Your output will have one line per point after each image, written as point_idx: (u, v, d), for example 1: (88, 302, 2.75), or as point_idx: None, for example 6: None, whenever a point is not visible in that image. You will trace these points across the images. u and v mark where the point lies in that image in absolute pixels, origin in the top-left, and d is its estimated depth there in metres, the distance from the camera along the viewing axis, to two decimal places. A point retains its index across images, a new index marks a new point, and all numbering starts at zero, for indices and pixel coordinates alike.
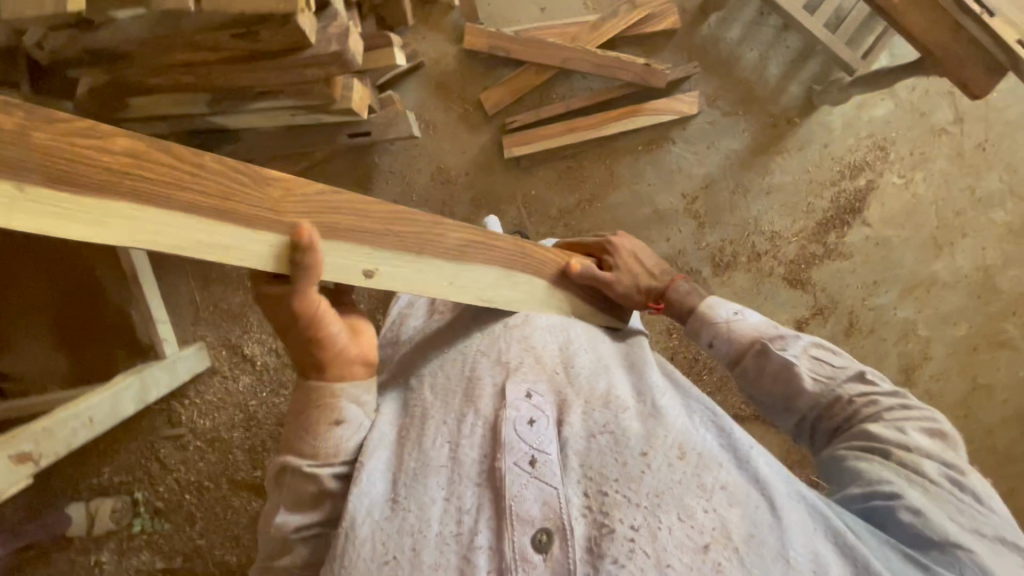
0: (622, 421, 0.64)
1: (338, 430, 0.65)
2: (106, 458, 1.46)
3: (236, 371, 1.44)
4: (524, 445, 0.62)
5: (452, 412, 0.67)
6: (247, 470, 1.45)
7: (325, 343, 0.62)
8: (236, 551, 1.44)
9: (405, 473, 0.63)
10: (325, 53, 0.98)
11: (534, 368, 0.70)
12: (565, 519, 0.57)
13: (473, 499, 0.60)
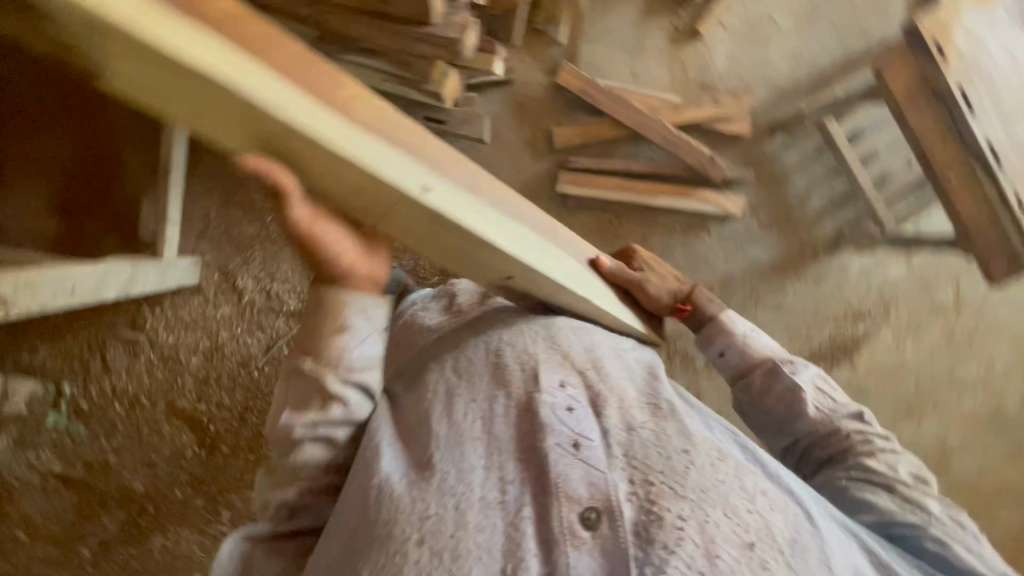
0: (658, 423, 0.69)
1: (343, 336, 0.65)
2: (48, 338, 1.37)
3: (219, 299, 1.39)
4: (566, 429, 0.65)
5: (481, 391, 0.69)
6: (190, 400, 1.36)
7: (338, 252, 0.62)
8: (145, 479, 1.33)
9: (441, 433, 0.66)
10: (442, 36, 1.04)
11: (567, 363, 0.72)
12: (613, 501, 0.61)
13: (515, 471, 0.64)
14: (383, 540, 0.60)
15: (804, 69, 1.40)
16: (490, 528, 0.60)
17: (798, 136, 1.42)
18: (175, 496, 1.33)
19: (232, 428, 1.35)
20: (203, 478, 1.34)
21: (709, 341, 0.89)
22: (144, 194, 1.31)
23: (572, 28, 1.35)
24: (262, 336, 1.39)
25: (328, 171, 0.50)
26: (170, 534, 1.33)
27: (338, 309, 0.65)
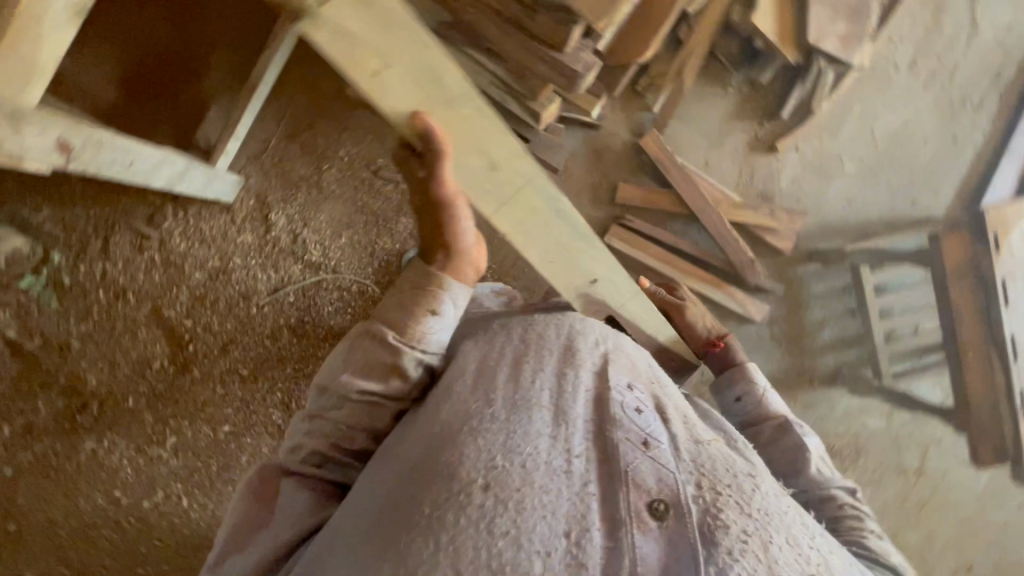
0: (716, 445, 0.75)
1: (432, 317, 0.77)
2: (53, 201, 1.28)
3: (245, 225, 1.34)
4: (636, 427, 0.71)
5: (555, 368, 0.77)
6: (178, 312, 1.30)
7: (457, 231, 0.79)
8: (102, 376, 1.26)
9: (514, 400, 0.71)
10: (568, 66, 1.07)
11: (633, 369, 0.83)
12: (680, 497, 0.64)
13: (582, 448, 0.68)
14: (448, 477, 0.63)
15: (853, 214, 1.50)
16: (556, 493, 0.62)
17: (830, 270, 1.51)
18: (127, 403, 1.26)
19: (210, 356, 1.30)
20: (162, 395, 1.27)
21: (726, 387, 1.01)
22: (215, 97, 1.29)
23: (669, 100, 1.40)
24: (273, 277, 1.35)
25: (476, 142, 0.75)
26: (106, 440, 1.25)
27: (436, 288, 0.78)
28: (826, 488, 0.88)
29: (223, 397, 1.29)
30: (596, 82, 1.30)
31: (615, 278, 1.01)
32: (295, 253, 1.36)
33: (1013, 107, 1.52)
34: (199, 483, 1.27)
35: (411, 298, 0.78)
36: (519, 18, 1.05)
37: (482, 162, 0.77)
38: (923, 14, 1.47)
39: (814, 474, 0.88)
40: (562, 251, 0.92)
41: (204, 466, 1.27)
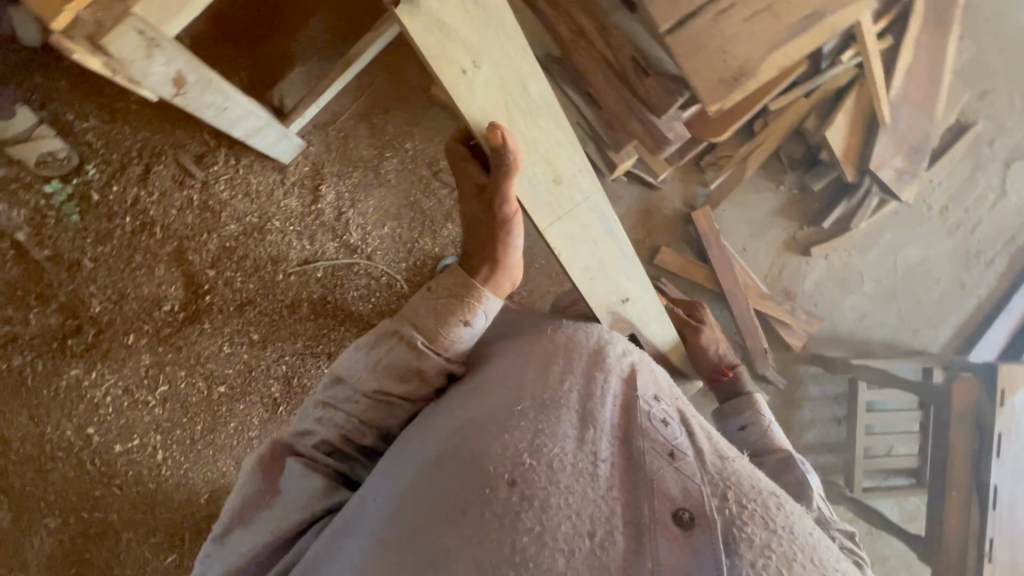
0: (741, 460, 0.65)
1: (465, 327, 0.71)
2: (103, 112, 1.20)
3: (293, 190, 1.30)
4: (660, 437, 0.63)
5: (580, 372, 0.70)
6: (201, 260, 1.25)
7: (508, 243, 0.73)
8: (107, 305, 1.21)
9: (542, 399, 0.65)
10: (660, 131, 1.11)
11: (658, 383, 0.75)
12: (705, 505, 0.56)
13: (607, 451, 0.61)
14: (475, 468, 0.58)
15: (860, 330, 1.60)
16: (581, 494, 0.56)
17: (828, 376, 1.59)
18: (126, 339, 1.22)
19: (224, 311, 1.26)
20: (166, 340, 1.23)
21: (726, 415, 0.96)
22: (301, 58, 1.28)
23: (727, 182, 1.46)
24: (306, 247, 1.31)
25: (539, 148, 0.75)
26: (95, 372, 1.21)
27: (475, 298, 0.71)
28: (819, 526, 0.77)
29: (226, 355, 1.26)
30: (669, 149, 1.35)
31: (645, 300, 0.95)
32: (332, 225, 1.33)
33: (1018, 270, 1.65)
34: (178, 439, 1.25)
35: (446, 304, 0.71)
36: (627, 75, 1.09)
37: (547, 171, 0.77)
38: (963, 167, 1.59)
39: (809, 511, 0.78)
40: (604, 267, 0.89)
41: (188, 421, 1.25)
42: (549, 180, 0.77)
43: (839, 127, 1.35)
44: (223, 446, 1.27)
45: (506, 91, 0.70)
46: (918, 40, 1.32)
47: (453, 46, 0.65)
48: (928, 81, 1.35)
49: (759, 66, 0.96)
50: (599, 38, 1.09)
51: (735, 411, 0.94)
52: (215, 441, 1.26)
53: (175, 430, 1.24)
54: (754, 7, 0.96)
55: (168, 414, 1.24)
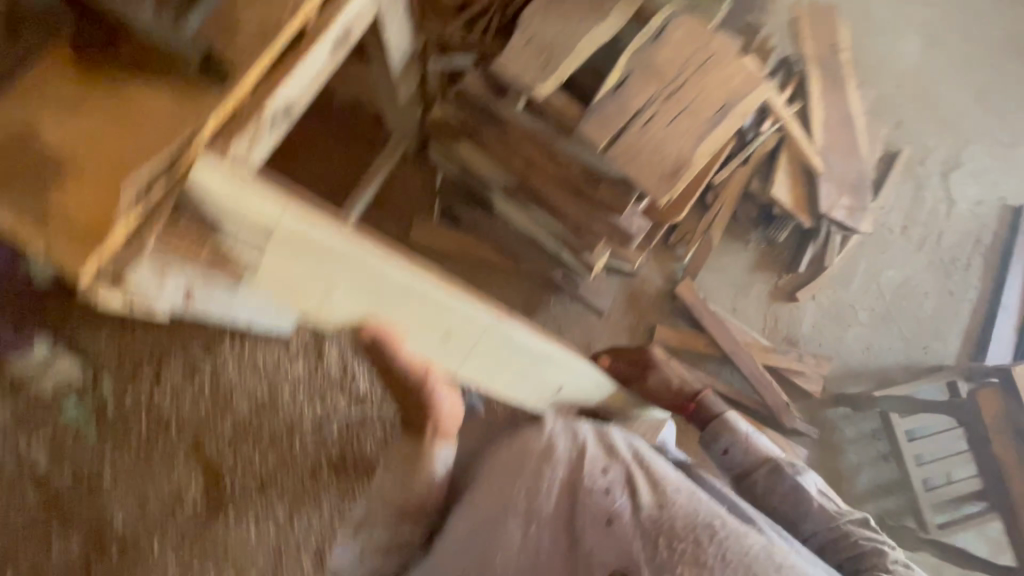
0: (678, 500, 0.78)
1: (431, 473, 0.85)
2: (112, 326, 1.27)
3: (300, 356, 1.33)
4: (600, 506, 0.77)
5: (529, 473, 0.80)
6: (219, 446, 1.27)
7: (433, 404, 0.83)
8: (132, 513, 1.21)
9: (496, 508, 0.79)
10: (623, 227, 1.22)
11: (607, 450, 0.84)
12: (632, 561, 0.74)
13: (550, 538, 0.77)
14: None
15: (872, 359, 1.60)
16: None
17: (859, 414, 1.56)
18: (153, 546, 1.21)
19: (246, 492, 1.25)
20: (192, 537, 1.22)
21: (713, 445, 1.08)
22: None
23: (698, 253, 1.54)
24: (319, 408, 1.32)
25: (416, 313, 0.76)
26: None
27: (427, 452, 0.85)
28: (832, 521, 0.94)
29: (253, 539, 1.24)
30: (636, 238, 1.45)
31: (581, 379, 1.00)
32: (341, 380, 1.34)
33: (996, 267, 1.71)
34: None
35: (408, 465, 0.85)
36: (581, 185, 1.20)
37: (433, 329, 0.78)
38: (907, 188, 1.71)
39: (816, 509, 0.95)
40: (530, 372, 0.90)
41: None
42: (438, 335, 0.79)
43: (781, 185, 1.47)
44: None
45: (365, 287, 0.72)
46: (821, 98, 1.49)
47: (301, 293, 0.72)
48: (844, 128, 1.50)
49: (692, 156, 1.08)
50: (548, 163, 1.22)
51: (716, 438, 1.08)
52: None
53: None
54: (673, 110, 1.09)
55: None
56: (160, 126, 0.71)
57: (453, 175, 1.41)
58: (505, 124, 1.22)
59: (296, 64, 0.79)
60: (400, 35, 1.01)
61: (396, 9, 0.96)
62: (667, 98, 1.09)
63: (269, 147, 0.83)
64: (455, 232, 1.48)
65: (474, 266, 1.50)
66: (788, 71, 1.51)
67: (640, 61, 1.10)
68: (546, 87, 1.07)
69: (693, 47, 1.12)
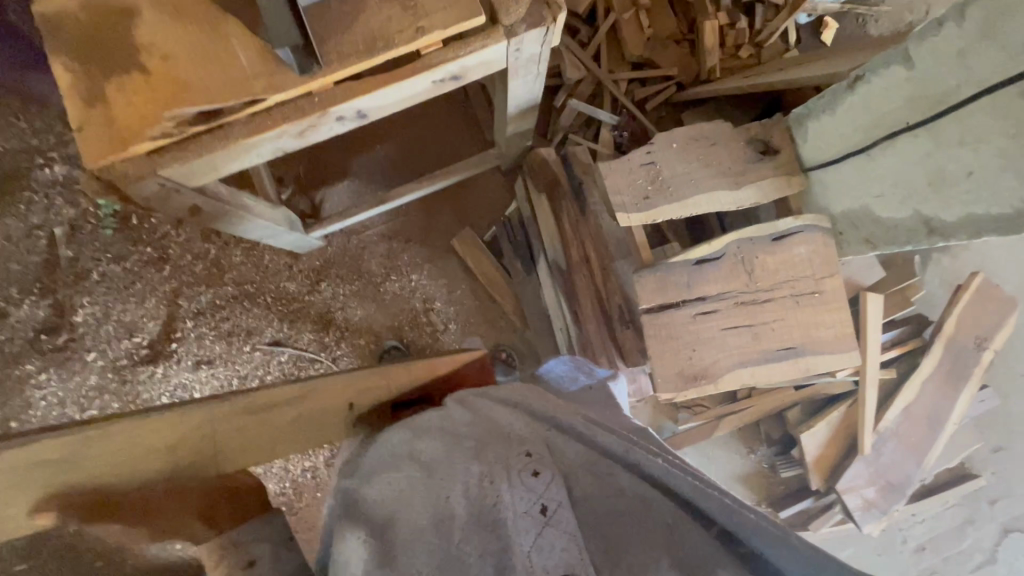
0: (566, 452, 0.60)
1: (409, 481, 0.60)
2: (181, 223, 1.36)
3: (296, 277, 1.42)
4: (516, 482, 0.57)
5: (464, 467, 0.59)
6: (188, 306, 1.35)
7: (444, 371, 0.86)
8: (90, 320, 1.29)
9: (452, 513, 0.55)
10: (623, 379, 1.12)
11: (522, 416, 0.64)
12: (540, 526, 0.54)
13: (483, 502, 0.56)
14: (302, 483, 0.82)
15: None
16: (501, 535, 0.53)
17: None
18: (85, 354, 1.29)
19: (181, 364, 1.33)
20: (118, 371, 1.29)
21: None
22: (355, 174, 1.42)
23: (697, 430, 1.35)
24: (279, 332, 1.39)
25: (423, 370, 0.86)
26: (48, 373, 1.26)
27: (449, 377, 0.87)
28: None
29: None
30: (646, 398, 1.32)
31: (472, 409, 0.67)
32: (309, 321, 1.41)
33: None
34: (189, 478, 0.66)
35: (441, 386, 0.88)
36: (612, 317, 1.11)
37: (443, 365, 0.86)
38: (955, 515, 1.46)
39: None
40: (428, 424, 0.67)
41: (229, 419, 0.69)
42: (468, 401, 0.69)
43: (815, 433, 1.30)
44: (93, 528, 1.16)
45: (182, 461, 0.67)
46: (926, 378, 1.28)
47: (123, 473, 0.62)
48: (926, 421, 1.29)
49: (723, 374, 0.96)
50: (599, 274, 1.13)
51: None
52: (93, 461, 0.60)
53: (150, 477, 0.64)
54: (736, 320, 0.97)
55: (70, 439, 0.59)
56: (228, 76, 0.72)
57: (523, 219, 1.36)
58: (586, 213, 1.16)
59: (385, 83, 0.74)
60: (528, 87, 0.94)
61: (533, 69, 0.87)
62: (739, 304, 0.97)
63: (324, 136, 0.81)
64: (492, 263, 1.44)
65: (490, 300, 1.47)
66: (915, 330, 1.31)
67: (743, 251, 0.97)
68: (639, 215, 0.97)
69: (807, 271, 0.97)
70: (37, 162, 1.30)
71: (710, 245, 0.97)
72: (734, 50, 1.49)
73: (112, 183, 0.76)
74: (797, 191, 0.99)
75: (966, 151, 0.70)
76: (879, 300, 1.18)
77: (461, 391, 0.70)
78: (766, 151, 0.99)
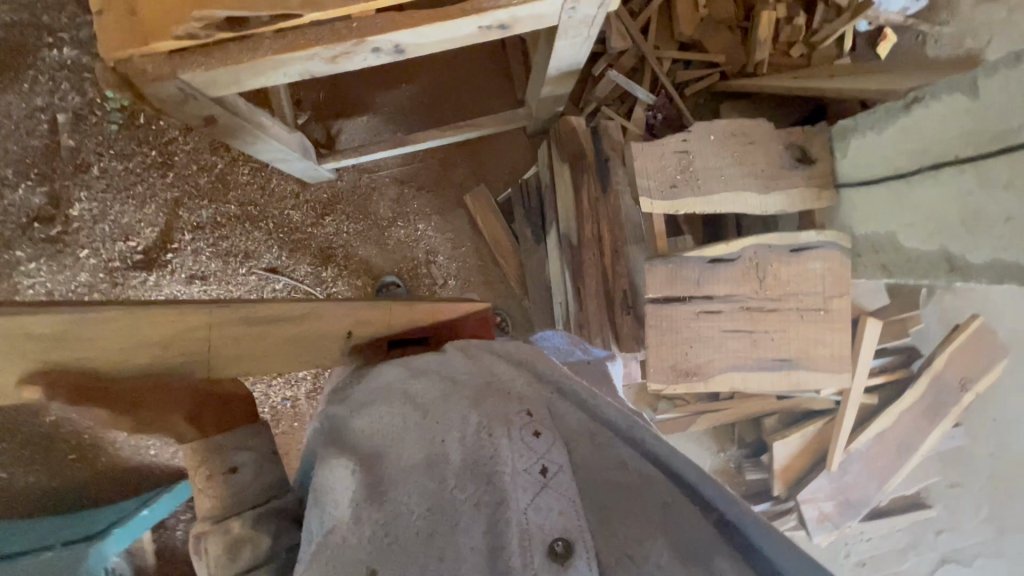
0: (568, 417, 0.57)
1: (403, 419, 0.59)
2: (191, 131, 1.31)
3: (302, 206, 1.38)
4: (513, 439, 0.54)
5: (460, 416, 0.57)
6: (188, 218, 1.32)
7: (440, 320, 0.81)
8: (86, 216, 1.26)
9: (446, 459, 0.55)
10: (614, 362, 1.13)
11: (523, 377, 0.61)
12: (537, 486, 0.51)
13: (476, 453, 0.54)
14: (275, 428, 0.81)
15: None
16: (493, 489, 0.52)
17: None
18: (78, 251, 1.26)
19: (174, 275, 1.31)
20: (109, 272, 1.27)
21: None
22: (376, 110, 1.37)
23: (676, 421, 1.36)
24: (279, 257, 1.37)
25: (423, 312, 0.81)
26: (38, 263, 1.24)
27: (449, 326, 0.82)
28: None
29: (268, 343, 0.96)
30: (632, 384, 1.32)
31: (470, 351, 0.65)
32: (309, 251, 1.39)
33: None
34: (175, 374, 0.68)
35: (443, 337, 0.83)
36: (615, 300, 1.11)
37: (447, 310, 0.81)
38: (900, 538, 1.52)
39: None
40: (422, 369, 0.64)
41: (226, 325, 0.67)
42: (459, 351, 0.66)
43: (789, 442, 1.33)
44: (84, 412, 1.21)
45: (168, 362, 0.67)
46: (904, 408, 1.31)
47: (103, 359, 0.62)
48: (896, 448, 1.33)
49: (714, 374, 0.97)
50: (608, 255, 1.12)
51: None
52: (83, 345, 0.60)
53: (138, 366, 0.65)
54: (738, 323, 0.97)
55: (59, 316, 0.56)
56: None
57: (541, 186, 1.33)
58: (607, 192, 1.13)
59: (430, 20, 0.70)
60: (574, 50, 0.89)
61: (583, 32, 0.83)
62: (745, 309, 0.97)
63: (357, 65, 0.77)
64: (502, 226, 1.41)
65: (493, 262, 1.45)
66: (904, 361, 1.33)
67: (758, 256, 0.96)
68: (661, 204, 0.95)
69: (818, 287, 0.96)
70: (46, 41, 1.23)
71: (727, 246, 0.96)
72: (785, 47, 1.44)
73: (129, 80, 0.72)
74: (825, 205, 0.97)
75: (1007, 194, 0.68)
76: (876, 328, 1.18)
77: (463, 343, 0.67)
78: (802, 159, 0.96)
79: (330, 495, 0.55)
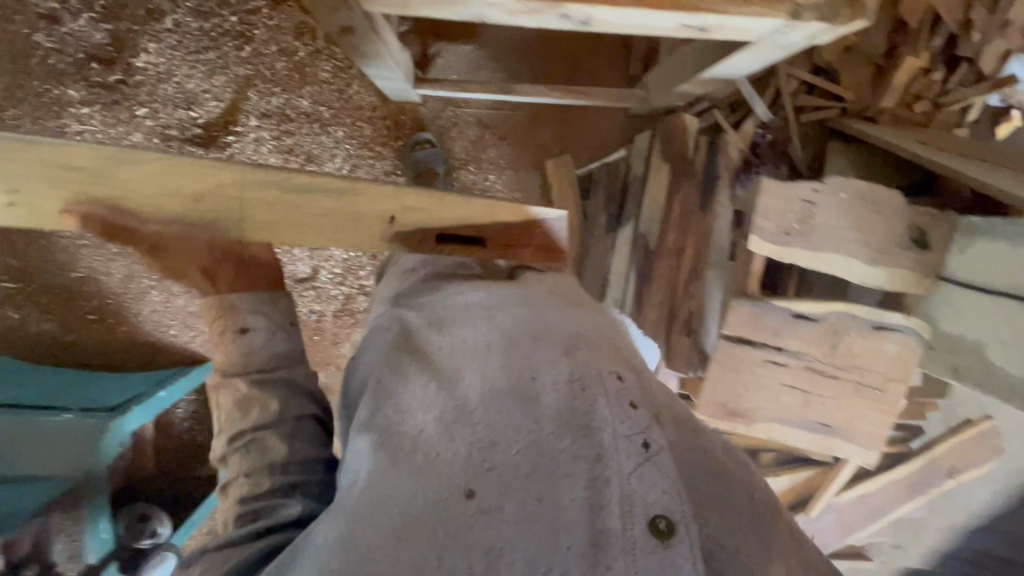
0: (656, 397, 0.58)
1: (486, 350, 0.58)
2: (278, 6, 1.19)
3: (375, 120, 1.29)
4: (613, 401, 0.52)
5: (554, 363, 0.55)
6: (256, 104, 1.21)
7: (490, 226, 0.70)
8: (150, 71, 1.14)
9: (539, 406, 0.52)
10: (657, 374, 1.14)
11: (612, 348, 0.61)
12: (640, 457, 0.48)
13: (570, 406, 0.52)
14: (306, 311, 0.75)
15: None
16: (587, 443, 0.49)
17: None
18: (135, 107, 1.15)
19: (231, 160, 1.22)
20: (165, 139, 1.17)
21: None
22: (484, 41, 1.26)
23: None
24: (339, 166, 1.28)
25: (476, 210, 0.69)
26: (93, 110, 1.13)
27: (501, 236, 0.71)
28: None
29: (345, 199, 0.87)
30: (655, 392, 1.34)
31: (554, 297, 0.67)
32: (371, 165, 1.30)
33: None
34: (201, 227, 0.67)
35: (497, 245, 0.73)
36: (678, 317, 1.10)
37: (499, 212, 0.69)
38: None
39: None
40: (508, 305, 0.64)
41: (252, 185, 0.62)
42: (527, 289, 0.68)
43: (779, 480, 1.39)
44: (123, 273, 1.20)
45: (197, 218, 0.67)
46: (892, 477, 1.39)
47: (127, 201, 0.64)
48: (870, 509, 1.42)
49: (756, 418, 1.00)
50: (687, 272, 1.10)
51: None
52: (113, 186, 0.61)
53: (168, 215, 0.66)
54: (797, 380, 0.98)
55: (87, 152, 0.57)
56: None
57: (630, 175, 1.28)
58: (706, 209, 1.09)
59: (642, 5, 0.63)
60: (747, 63, 0.83)
61: (772, 52, 0.77)
62: (808, 368, 0.98)
63: (537, 23, 0.70)
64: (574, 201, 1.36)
65: None
66: (907, 437, 1.39)
67: (841, 322, 0.96)
68: (769, 247, 0.92)
69: (886, 367, 0.97)
70: None
71: (815, 305, 0.95)
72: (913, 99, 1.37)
73: None
74: (922, 292, 0.96)
75: None
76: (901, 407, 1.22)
77: (549, 288, 0.69)
78: (918, 242, 0.94)
79: (414, 401, 0.54)
